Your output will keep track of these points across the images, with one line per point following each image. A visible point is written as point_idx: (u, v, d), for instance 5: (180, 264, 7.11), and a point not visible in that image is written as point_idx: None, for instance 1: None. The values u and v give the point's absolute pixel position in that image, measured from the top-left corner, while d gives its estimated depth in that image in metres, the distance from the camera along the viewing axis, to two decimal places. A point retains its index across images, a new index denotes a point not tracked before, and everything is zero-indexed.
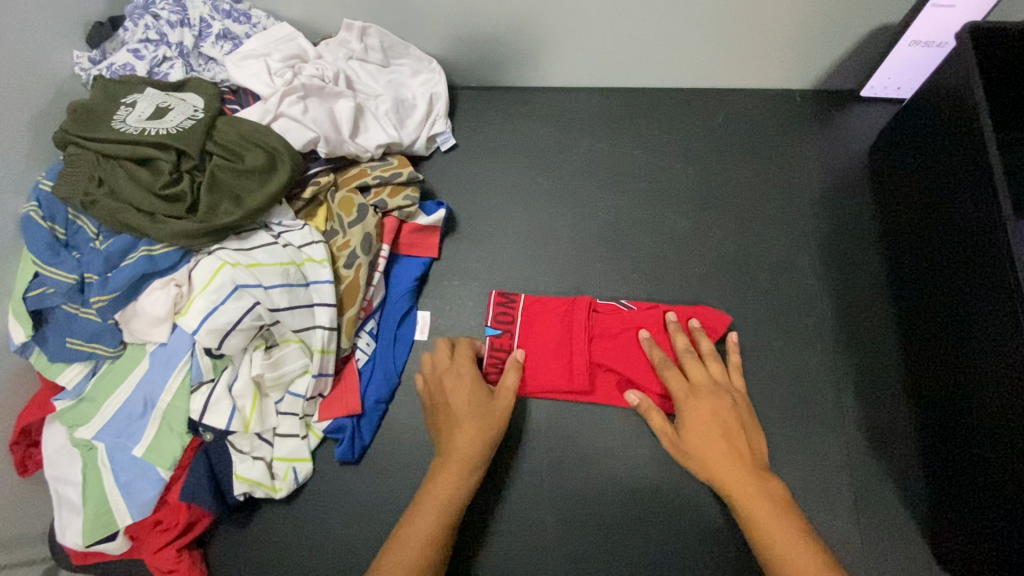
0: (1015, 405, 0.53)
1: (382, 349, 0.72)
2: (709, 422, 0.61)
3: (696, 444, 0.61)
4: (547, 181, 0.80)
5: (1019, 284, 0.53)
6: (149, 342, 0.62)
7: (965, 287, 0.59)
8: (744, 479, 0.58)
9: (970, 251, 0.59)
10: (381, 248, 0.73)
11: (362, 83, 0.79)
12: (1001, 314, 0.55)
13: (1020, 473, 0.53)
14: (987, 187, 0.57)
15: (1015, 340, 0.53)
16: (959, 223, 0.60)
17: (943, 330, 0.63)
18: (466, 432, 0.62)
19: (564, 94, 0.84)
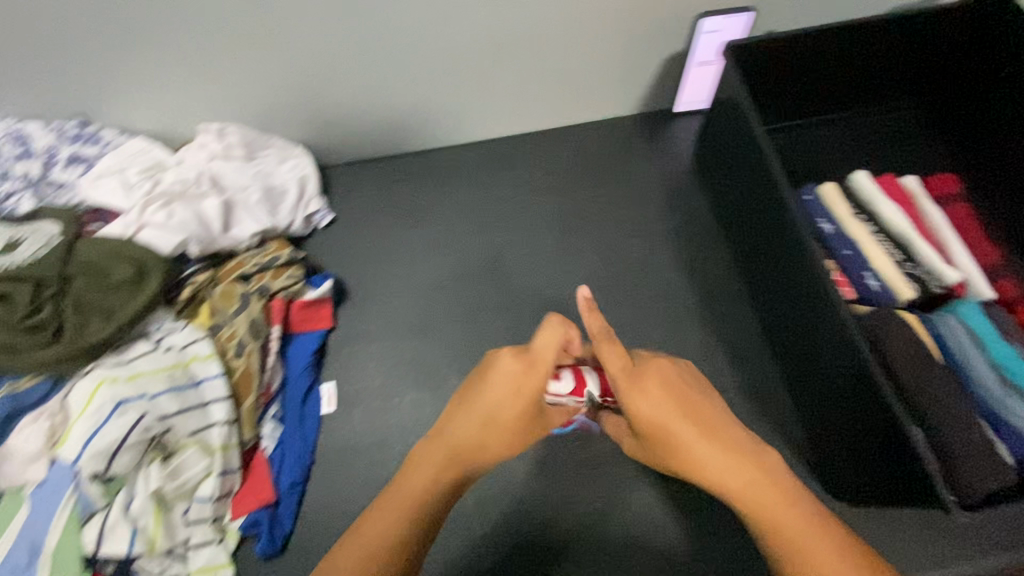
0: (829, 345, 0.57)
1: (290, 432, 0.70)
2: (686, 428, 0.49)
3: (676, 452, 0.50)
4: (428, 234, 0.86)
5: (801, 236, 0.59)
6: (27, 485, 0.60)
7: (777, 251, 0.66)
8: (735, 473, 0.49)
9: (771, 219, 0.66)
10: (271, 330, 0.72)
11: (229, 179, 0.79)
12: (799, 267, 0.61)
13: (850, 405, 0.56)
14: (764, 162, 0.65)
15: (812, 286, 0.59)
16: (758, 198, 0.68)
17: (788, 308, 0.66)
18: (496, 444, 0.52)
19: (428, 154, 0.92)
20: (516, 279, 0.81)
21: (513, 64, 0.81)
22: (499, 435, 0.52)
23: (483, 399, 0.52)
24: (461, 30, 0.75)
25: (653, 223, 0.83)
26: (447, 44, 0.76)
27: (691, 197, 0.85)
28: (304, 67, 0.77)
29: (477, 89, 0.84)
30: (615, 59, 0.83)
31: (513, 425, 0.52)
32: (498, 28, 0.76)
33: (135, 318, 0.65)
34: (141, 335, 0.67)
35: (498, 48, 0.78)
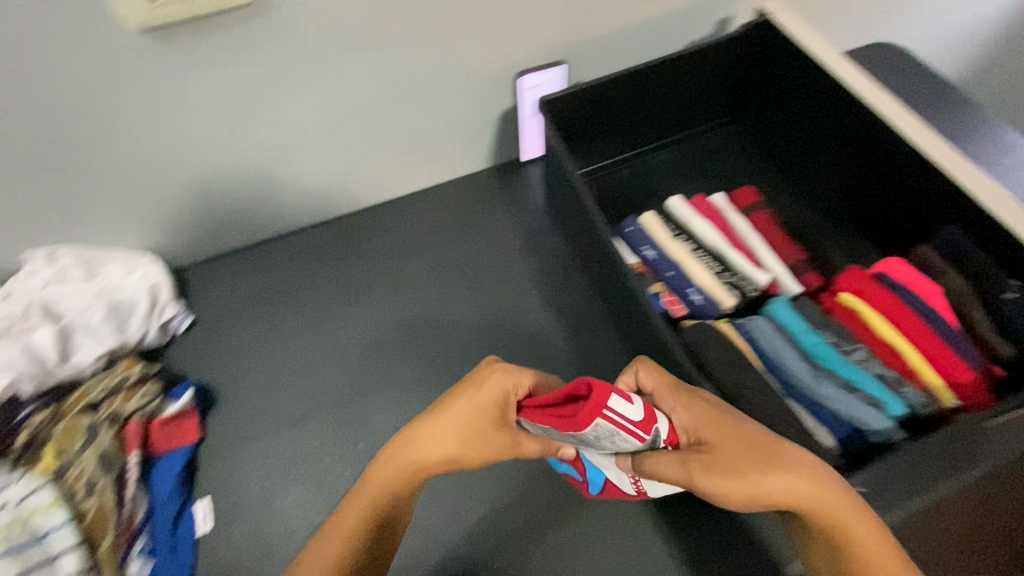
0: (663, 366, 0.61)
1: (161, 563, 0.65)
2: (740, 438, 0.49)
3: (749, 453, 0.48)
4: (298, 317, 0.84)
5: (619, 266, 0.64)
6: None
7: (611, 282, 0.70)
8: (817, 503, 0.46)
9: (599, 253, 0.71)
10: (128, 458, 0.68)
11: (64, 303, 0.75)
12: (626, 294, 0.65)
13: None
14: (580, 202, 0.70)
15: (638, 311, 0.63)
16: (588, 234, 0.73)
17: (634, 334, 0.70)
18: (437, 454, 0.52)
19: (290, 237, 0.91)
20: (392, 346, 0.81)
21: (352, 138, 0.83)
22: (454, 451, 0.51)
23: (451, 416, 0.52)
24: (290, 113, 0.77)
25: (518, 269, 0.87)
26: (280, 127, 0.78)
27: (548, 237, 0.89)
28: (134, 172, 0.75)
29: (323, 167, 0.85)
30: (451, 120, 0.87)
31: (475, 446, 0.51)
32: (328, 106, 0.78)
33: None
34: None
35: (334, 126, 0.81)
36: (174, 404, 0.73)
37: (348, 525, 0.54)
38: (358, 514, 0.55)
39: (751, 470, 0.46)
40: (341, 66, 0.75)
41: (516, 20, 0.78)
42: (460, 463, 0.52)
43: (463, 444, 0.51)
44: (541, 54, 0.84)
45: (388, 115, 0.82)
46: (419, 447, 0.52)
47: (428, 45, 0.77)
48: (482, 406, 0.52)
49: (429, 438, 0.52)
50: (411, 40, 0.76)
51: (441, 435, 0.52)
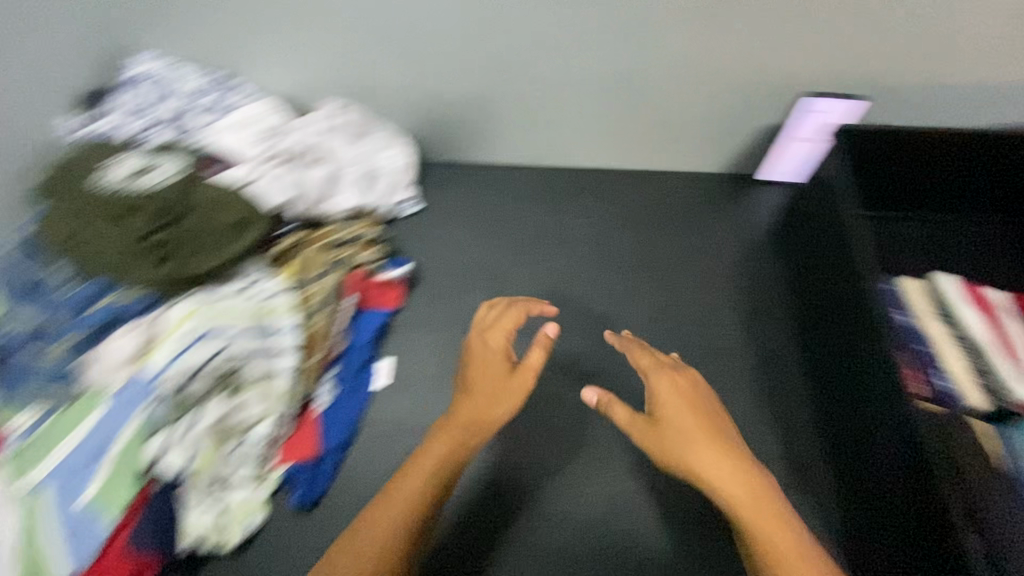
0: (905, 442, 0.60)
1: (343, 397, 0.74)
2: (675, 396, 0.57)
3: (666, 409, 0.56)
4: (501, 244, 0.92)
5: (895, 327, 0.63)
6: (109, 386, 0.63)
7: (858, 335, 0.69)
8: (681, 389, 0.58)
9: (856, 298, 0.70)
10: (348, 298, 0.78)
11: (339, 151, 0.86)
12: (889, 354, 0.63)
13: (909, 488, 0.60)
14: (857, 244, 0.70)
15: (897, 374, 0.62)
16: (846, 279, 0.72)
17: (860, 393, 0.69)
18: (509, 399, 0.59)
19: (520, 172, 0.97)
20: (575, 306, 0.85)
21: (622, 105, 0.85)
22: (515, 393, 0.60)
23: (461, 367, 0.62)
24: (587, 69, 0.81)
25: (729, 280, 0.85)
26: (559, 77, 0.82)
27: (765, 265, 0.88)
28: (422, 71, 0.84)
29: (583, 118, 0.88)
30: (718, 119, 0.86)
31: (490, 376, 0.61)
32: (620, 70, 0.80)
33: (234, 256, 0.70)
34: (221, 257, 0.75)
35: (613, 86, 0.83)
36: (390, 271, 0.83)
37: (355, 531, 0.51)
38: (389, 504, 0.53)
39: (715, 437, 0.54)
40: (640, 45, 0.76)
41: (838, 50, 0.75)
42: (500, 399, 0.59)
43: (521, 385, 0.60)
44: (835, 84, 0.80)
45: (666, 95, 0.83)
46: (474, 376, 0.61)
47: (732, 45, 0.76)
48: (551, 366, 0.62)
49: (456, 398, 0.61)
50: (723, 38, 0.75)
51: (477, 356, 0.63)
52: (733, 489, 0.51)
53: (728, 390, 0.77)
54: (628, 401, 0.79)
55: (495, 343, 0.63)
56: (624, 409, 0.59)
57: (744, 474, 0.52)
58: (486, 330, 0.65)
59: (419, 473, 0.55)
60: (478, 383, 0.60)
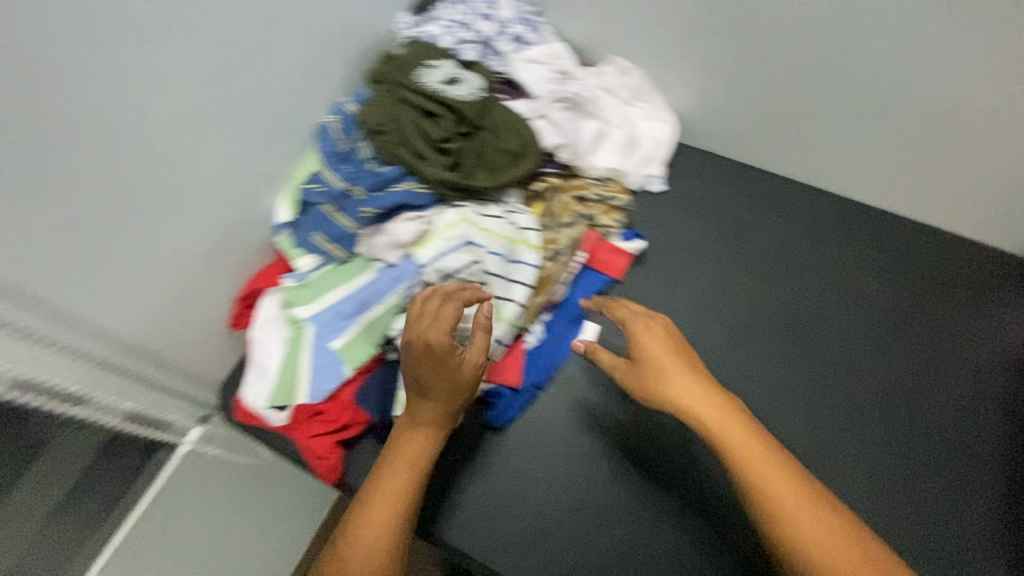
0: None
1: (550, 342, 0.77)
2: (660, 338, 0.65)
3: (658, 362, 0.62)
4: (736, 252, 0.86)
5: None
6: (376, 261, 0.73)
7: None
8: (659, 335, 0.65)
9: None
10: (579, 254, 0.79)
11: (611, 111, 0.87)
12: None
13: None
14: None
15: None
16: None
17: None
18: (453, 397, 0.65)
19: (778, 180, 0.91)
20: (800, 336, 0.80)
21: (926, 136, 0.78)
22: (448, 394, 0.64)
23: (429, 354, 0.63)
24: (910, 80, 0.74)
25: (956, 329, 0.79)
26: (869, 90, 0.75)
27: None
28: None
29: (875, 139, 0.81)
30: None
31: (461, 386, 0.64)
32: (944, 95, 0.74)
33: (506, 183, 0.75)
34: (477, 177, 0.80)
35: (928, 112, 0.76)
36: (624, 242, 0.82)
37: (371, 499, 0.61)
38: (397, 477, 0.62)
39: (694, 376, 0.61)
40: (984, 69, 0.70)
41: None
42: (447, 395, 0.64)
43: (445, 379, 0.63)
44: None
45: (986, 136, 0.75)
46: (429, 371, 0.63)
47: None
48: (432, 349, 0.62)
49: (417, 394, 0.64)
50: None
51: (435, 345, 0.63)
52: (716, 428, 0.57)
53: (959, 497, 0.71)
54: (837, 460, 0.73)
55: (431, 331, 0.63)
56: (608, 354, 0.67)
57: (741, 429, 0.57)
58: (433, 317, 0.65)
59: (400, 468, 0.62)
60: (435, 384, 0.64)
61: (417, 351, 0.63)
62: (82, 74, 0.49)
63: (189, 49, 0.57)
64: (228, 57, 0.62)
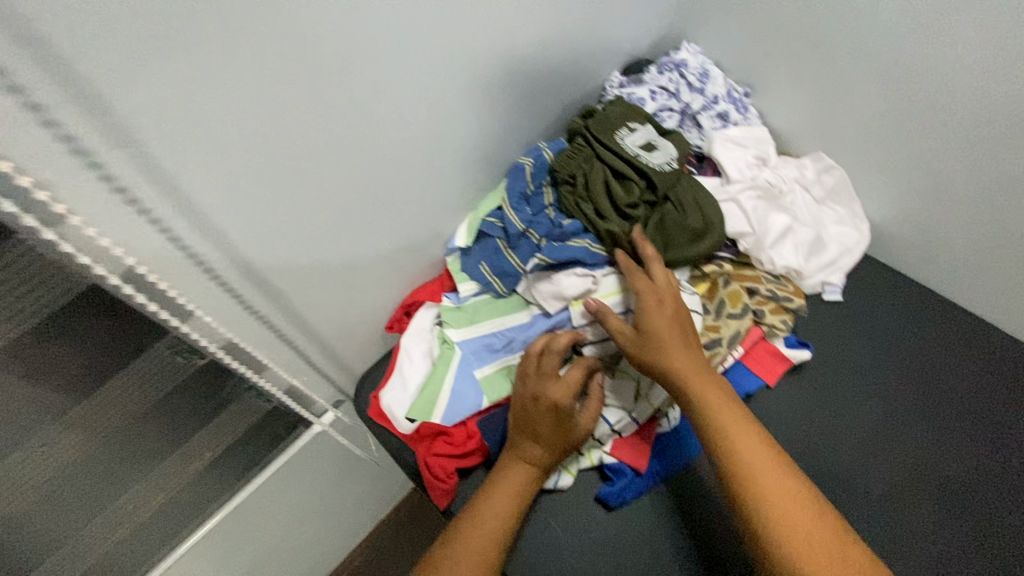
0: None
1: (686, 432, 0.72)
2: (672, 313, 0.66)
3: (654, 327, 0.64)
4: (912, 394, 0.76)
5: None
6: (533, 305, 0.75)
7: None
8: (669, 307, 0.66)
9: None
10: (737, 348, 0.75)
11: (801, 207, 0.83)
12: None
13: None
14: None
15: None
16: None
17: None
18: (556, 455, 0.66)
19: (975, 321, 0.82)
20: (986, 510, 0.67)
21: None
22: (553, 448, 0.66)
23: (546, 407, 0.65)
24: None
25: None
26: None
27: None
28: (953, 169, 0.74)
29: None
30: None
31: (566, 445, 0.67)
32: None
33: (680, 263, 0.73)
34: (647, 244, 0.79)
35: None
36: (788, 347, 0.77)
37: (463, 523, 0.63)
38: (496, 509, 0.63)
39: (688, 352, 0.63)
40: None
41: None
42: (555, 451, 0.66)
43: (561, 437, 0.66)
44: None
45: None
46: (543, 429, 0.65)
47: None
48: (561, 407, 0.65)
49: (520, 443, 0.66)
50: None
51: (551, 404, 0.65)
52: (716, 420, 0.59)
53: None
54: None
55: (552, 388, 0.66)
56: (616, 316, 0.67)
57: (736, 424, 0.58)
58: (547, 373, 0.67)
59: (489, 519, 0.62)
60: (546, 443, 0.65)
61: (533, 408, 0.66)
62: (363, 88, 0.56)
63: (440, 77, 0.63)
64: (464, 89, 0.67)
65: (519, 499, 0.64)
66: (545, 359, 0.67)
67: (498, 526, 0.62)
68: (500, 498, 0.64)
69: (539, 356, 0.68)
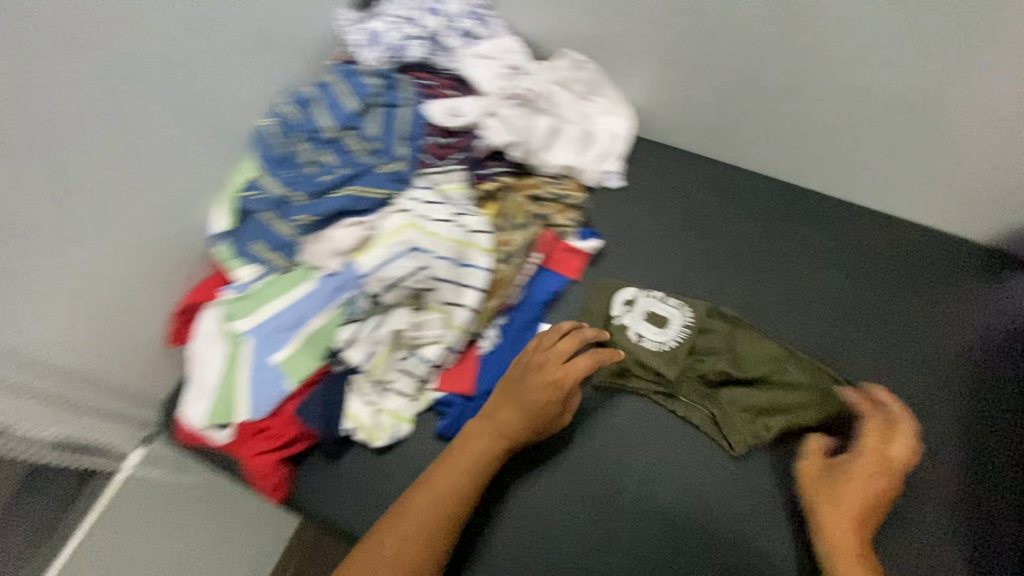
0: None
1: (505, 345, 0.74)
2: (872, 471, 0.65)
3: (847, 482, 0.65)
4: (704, 258, 0.83)
5: None
6: (318, 269, 0.69)
7: None
8: (881, 461, 0.65)
9: None
10: (534, 255, 0.77)
11: (562, 108, 0.84)
12: None
13: None
14: None
15: None
16: None
17: None
18: (533, 426, 0.66)
19: (737, 171, 0.87)
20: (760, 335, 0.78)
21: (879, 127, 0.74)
22: (532, 421, 0.66)
23: (534, 381, 0.66)
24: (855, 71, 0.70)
25: (926, 311, 0.77)
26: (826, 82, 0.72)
27: (1006, 368, 0.74)
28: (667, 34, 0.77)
29: (826, 131, 0.77)
30: (990, 177, 0.73)
31: (542, 416, 0.66)
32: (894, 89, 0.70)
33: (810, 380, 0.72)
34: (418, 173, 0.74)
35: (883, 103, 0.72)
36: (581, 241, 0.81)
37: (414, 494, 0.62)
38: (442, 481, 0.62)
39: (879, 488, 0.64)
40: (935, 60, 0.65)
41: None
42: (531, 423, 0.66)
43: (542, 415, 0.66)
44: None
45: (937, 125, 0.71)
46: (530, 400, 0.66)
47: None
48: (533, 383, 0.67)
49: (495, 411, 0.67)
50: None
51: (532, 378, 0.67)
52: (831, 543, 0.62)
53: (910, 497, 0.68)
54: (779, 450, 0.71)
55: (545, 364, 0.68)
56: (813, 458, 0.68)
57: (852, 534, 0.62)
58: (547, 356, 0.68)
59: (443, 482, 0.62)
60: (516, 412, 0.66)
61: (518, 384, 0.67)
62: None
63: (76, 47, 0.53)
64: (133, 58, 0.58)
65: (479, 469, 0.64)
66: (551, 350, 0.69)
67: (451, 489, 0.62)
68: (455, 464, 0.64)
69: (539, 342, 0.70)
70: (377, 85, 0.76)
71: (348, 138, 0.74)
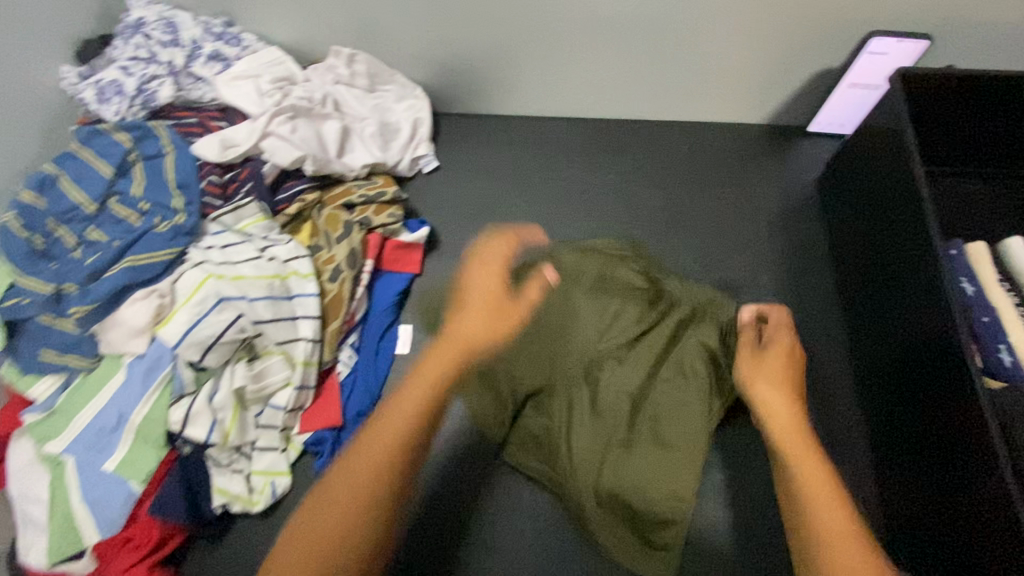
0: (946, 415, 0.58)
1: (364, 363, 0.72)
2: (782, 358, 0.53)
3: (762, 363, 0.52)
4: (532, 215, 0.84)
5: (949, 315, 0.58)
6: (125, 354, 0.63)
7: (912, 314, 0.63)
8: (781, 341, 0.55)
9: (911, 264, 0.64)
10: (365, 263, 0.74)
11: (349, 106, 0.80)
12: (939, 353, 0.59)
13: (943, 465, 0.58)
14: (919, 216, 0.62)
15: (943, 355, 0.58)
16: (896, 251, 0.66)
17: (894, 369, 0.67)
18: (481, 333, 0.48)
19: (539, 123, 0.89)
20: None
21: (640, 55, 0.77)
22: (486, 317, 0.49)
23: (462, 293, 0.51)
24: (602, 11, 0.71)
25: (763, 221, 0.83)
26: (588, 24, 0.73)
27: (806, 226, 0.82)
28: (421, 16, 0.74)
29: (601, 68, 0.79)
30: (752, 73, 0.78)
31: (484, 317, 0.49)
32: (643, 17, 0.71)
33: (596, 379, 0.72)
34: (209, 221, 0.69)
35: (638, 33, 0.73)
36: (411, 234, 0.78)
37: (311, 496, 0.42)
38: (375, 441, 0.43)
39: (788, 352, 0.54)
40: None
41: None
42: (490, 323, 0.49)
43: (492, 303, 0.50)
44: (910, 24, 0.69)
45: (690, 41, 0.74)
46: (486, 300, 0.50)
47: None
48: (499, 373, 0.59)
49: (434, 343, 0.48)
50: None
51: (477, 278, 0.52)
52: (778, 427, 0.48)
53: None
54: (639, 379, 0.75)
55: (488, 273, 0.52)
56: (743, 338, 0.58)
57: (795, 404, 0.49)
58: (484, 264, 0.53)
59: (346, 466, 0.43)
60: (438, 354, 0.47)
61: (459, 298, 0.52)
62: None
63: None
64: None
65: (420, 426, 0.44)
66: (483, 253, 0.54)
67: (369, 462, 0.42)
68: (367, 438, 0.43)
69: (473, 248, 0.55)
70: (126, 138, 0.68)
71: (112, 207, 0.67)
